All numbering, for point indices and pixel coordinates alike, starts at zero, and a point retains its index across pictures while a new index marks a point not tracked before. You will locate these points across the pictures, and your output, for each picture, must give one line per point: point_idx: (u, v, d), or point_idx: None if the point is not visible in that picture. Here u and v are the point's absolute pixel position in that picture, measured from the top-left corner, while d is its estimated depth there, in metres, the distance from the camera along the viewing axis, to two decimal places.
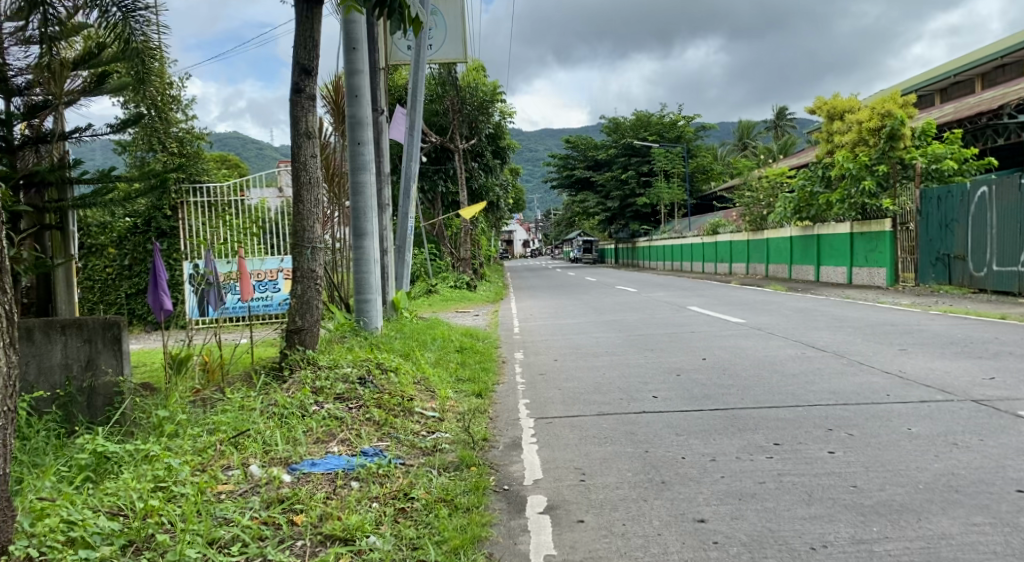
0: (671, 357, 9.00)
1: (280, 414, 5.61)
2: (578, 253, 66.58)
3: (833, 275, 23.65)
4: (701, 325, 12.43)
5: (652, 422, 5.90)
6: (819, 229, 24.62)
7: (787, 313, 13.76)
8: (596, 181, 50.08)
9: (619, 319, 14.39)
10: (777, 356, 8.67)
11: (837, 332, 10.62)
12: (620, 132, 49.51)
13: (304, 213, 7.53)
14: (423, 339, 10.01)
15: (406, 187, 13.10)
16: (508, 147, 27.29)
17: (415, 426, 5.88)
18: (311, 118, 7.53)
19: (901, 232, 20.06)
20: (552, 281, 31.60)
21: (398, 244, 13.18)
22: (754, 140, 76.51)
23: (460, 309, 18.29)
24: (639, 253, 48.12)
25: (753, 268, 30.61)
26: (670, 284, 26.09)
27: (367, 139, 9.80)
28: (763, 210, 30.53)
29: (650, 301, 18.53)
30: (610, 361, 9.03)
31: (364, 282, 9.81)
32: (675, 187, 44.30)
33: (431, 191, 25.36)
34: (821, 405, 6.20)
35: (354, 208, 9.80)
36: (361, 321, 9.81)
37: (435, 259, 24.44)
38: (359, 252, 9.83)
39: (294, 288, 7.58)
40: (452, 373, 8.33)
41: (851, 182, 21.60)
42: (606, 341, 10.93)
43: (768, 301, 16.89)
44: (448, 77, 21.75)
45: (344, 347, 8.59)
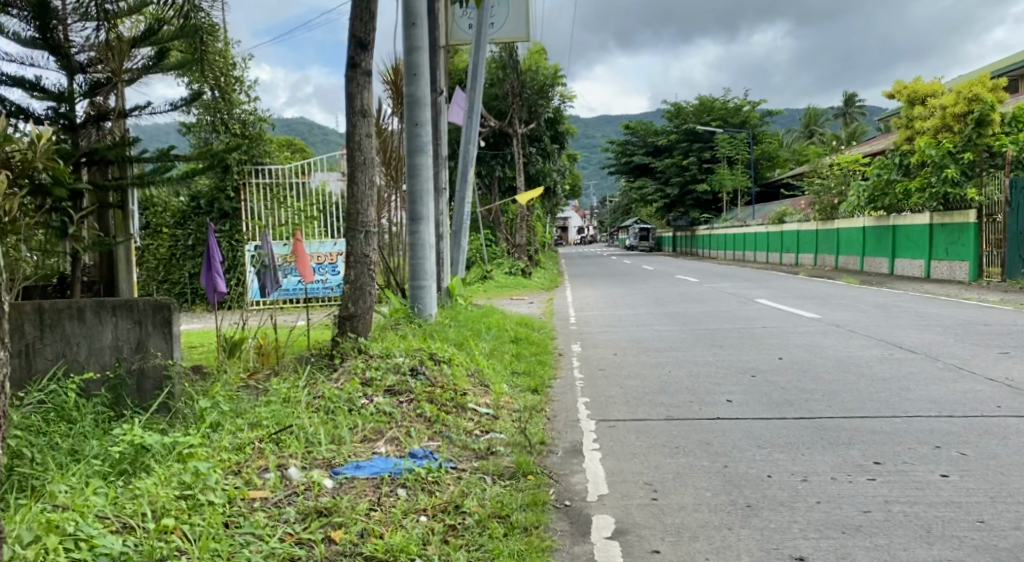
0: (743, 355, 8.40)
1: (325, 410, 5.18)
2: (636, 240, 65.46)
3: (910, 269, 22.50)
4: (773, 320, 11.75)
5: (730, 432, 5.39)
6: (896, 220, 23.37)
7: (864, 310, 12.97)
8: (657, 167, 48.98)
9: (683, 311, 13.76)
10: (861, 358, 8.02)
11: (925, 331, 9.87)
12: (682, 117, 48.28)
13: (358, 195, 7.10)
14: (477, 328, 9.56)
15: (463, 170, 12.65)
16: (567, 131, 26.65)
17: (469, 424, 5.42)
18: (367, 95, 7.07)
19: (986, 224, 18.76)
20: (609, 269, 30.93)
21: (453, 228, 12.76)
22: (821, 127, 74.18)
23: (515, 297, 17.86)
24: (699, 241, 46.97)
25: (821, 259, 29.42)
26: (734, 275, 25.24)
27: (425, 120, 9.35)
28: (834, 198, 29.27)
29: (714, 293, 17.80)
30: (677, 358, 8.48)
31: (420, 268, 9.42)
32: (739, 174, 43.01)
33: (488, 175, 24.89)
34: (921, 418, 5.61)
35: (410, 191, 9.39)
36: (416, 308, 9.43)
37: (490, 245, 24.05)
38: (415, 237, 9.42)
39: (347, 273, 7.14)
40: (509, 366, 7.85)
41: (935, 170, 20.59)
42: (671, 336, 10.35)
43: (842, 295, 16.03)
44: (509, 59, 21.22)
45: (396, 335, 8.18)
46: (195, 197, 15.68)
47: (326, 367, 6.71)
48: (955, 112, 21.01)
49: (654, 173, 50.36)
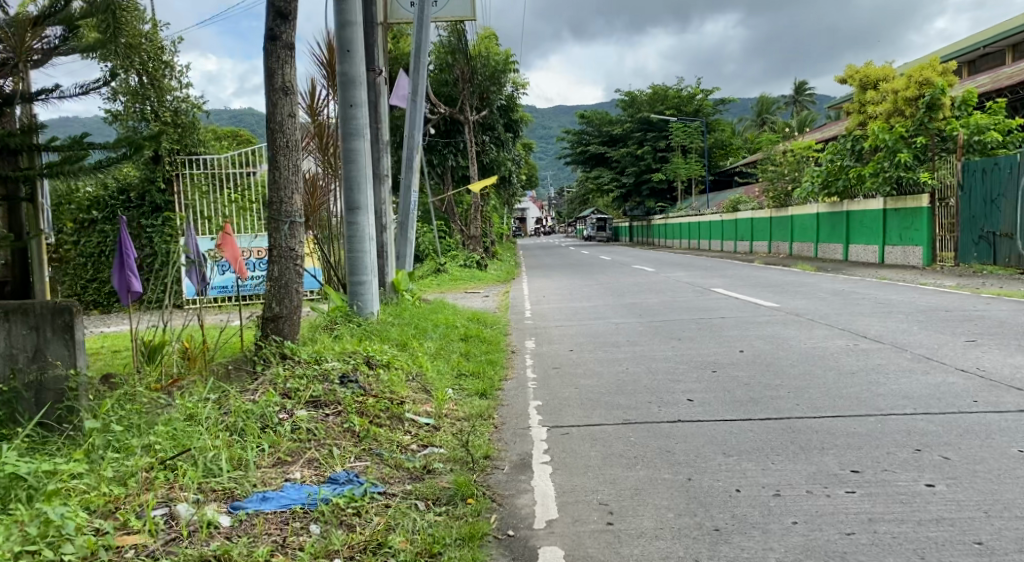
0: (703, 348, 7.91)
1: (235, 428, 4.55)
2: (591, 231, 65.20)
3: (864, 254, 22.39)
4: (731, 309, 11.31)
5: (692, 436, 4.87)
6: (848, 206, 23.28)
7: (823, 297, 12.63)
8: (611, 156, 48.66)
9: (640, 302, 13.29)
10: (826, 349, 7.58)
11: (887, 319, 9.48)
12: (635, 106, 47.99)
13: (281, 183, 6.44)
14: (424, 325, 8.93)
15: (408, 158, 12.00)
16: (520, 120, 26.04)
17: (404, 439, 4.82)
18: (289, 72, 6.42)
19: (939, 209, 18.71)
20: (566, 260, 30.50)
21: (399, 220, 12.09)
22: (773, 115, 74.74)
23: (468, 290, 17.23)
24: (654, 231, 46.79)
25: (776, 246, 29.31)
26: (690, 263, 24.94)
27: (362, 101, 8.68)
28: (789, 185, 29.21)
29: (672, 282, 17.37)
30: (633, 353, 7.96)
31: (359, 263, 8.76)
32: (693, 163, 42.89)
33: (440, 165, 24.19)
34: (896, 415, 5.15)
35: (346, 178, 8.71)
36: (355, 306, 8.76)
37: (443, 237, 23.35)
38: (353, 229, 8.74)
39: (271, 270, 6.49)
40: (455, 367, 7.25)
41: (887, 155, 20.46)
42: (627, 329, 9.85)
43: (800, 283, 15.72)
44: (458, 44, 20.50)
45: (330, 337, 7.54)
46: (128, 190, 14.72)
47: (247, 376, 6.06)
48: (906, 97, 20.77)
49: (609, 163, 50.08)
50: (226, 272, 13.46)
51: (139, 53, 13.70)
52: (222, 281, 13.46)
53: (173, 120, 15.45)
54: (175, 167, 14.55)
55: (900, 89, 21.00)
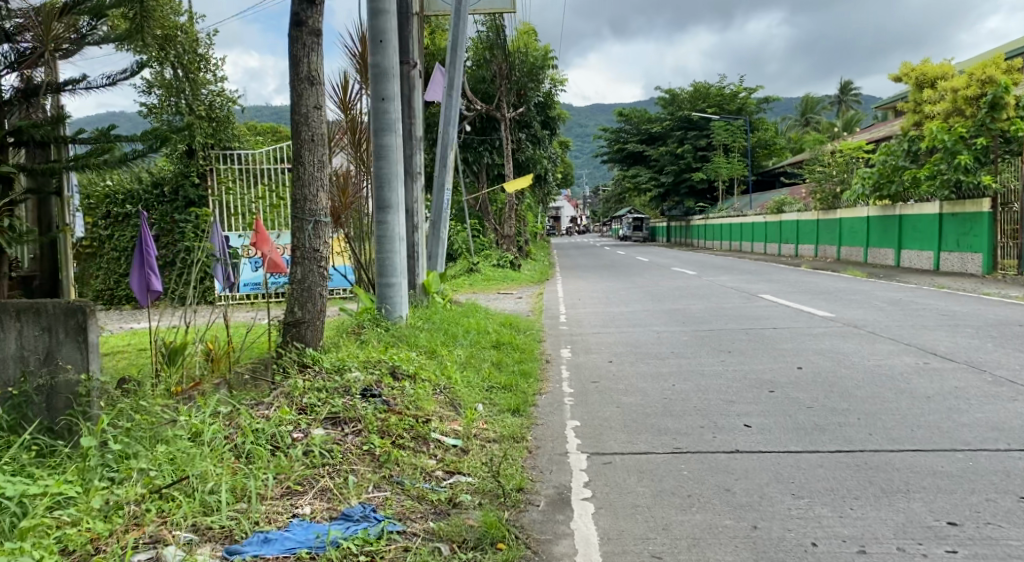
0: (756, 364, 7.32)
1: (242, 451, 4.07)
2: (628, 230, 64.33)
3: (916, 260, 21.45)
4: (781, 319, 10.65)
5: (754, 471, 4.33)
6: (902, 209, 22.31)
7: (879, 307, 11.89)
8: (651, 155, 47.83)
9: (683, 308, 12.67)
10: (893, 368, 6.94)
11: (955, 334, 8.77)
12: (676, 105, 47.09)
13: (305, 179, 5.98)
14: (455, 331, 8.43)
15: (443, 154, 11.53)
16: (559, 117, 25.46)
17: (429, 463, 4.33)
18: (315, 59, 5.95)
19: (1001, 214, 17.75)
20: (603, 260, 29.82)
21: (431, 219, 11.63)
22: (816, 115, 73.16)
23: (503, 291, 16.74)
24: (694, 231, 45.88)
25: (821, 250, 28.37)
26: (733, 267, 24.16)
27: (394, 94, 8.22)
28: (836, 187, 28.25)
29: (715, 287, 16.70)
30: (680, 367, 7.39)
31: (389, 264, 8.30)
32: (734, 163, 41.97)
33: (476, 162, 23.75)
34: (987, 451, 4.55)
35: (377, 175, 8.26)
36: (383, 309, 8.30)
37: (478, 236, 22.93)
38: (382, 228, 8.29)
39: (293, 272, 6.02)
40: (485, 378, 6.74)
41: (947, 157, 19.52)
42: (671, 338, 9.27)
43: (852, 290, 14.95)
44: (497, 39, 20.00)
45: (353, 344, 7.08)
46: (163, 183, 14.40)
47: (262, 384, 5.61)
48: (966, 97, 19.73)
49: (648, 162, 49.25)
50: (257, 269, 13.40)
51: (171, 45, 13.32)
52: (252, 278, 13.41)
53: (207, 114, 14.94)
54: (210, 162, 14.22)
55: (960, 88, 20.04)
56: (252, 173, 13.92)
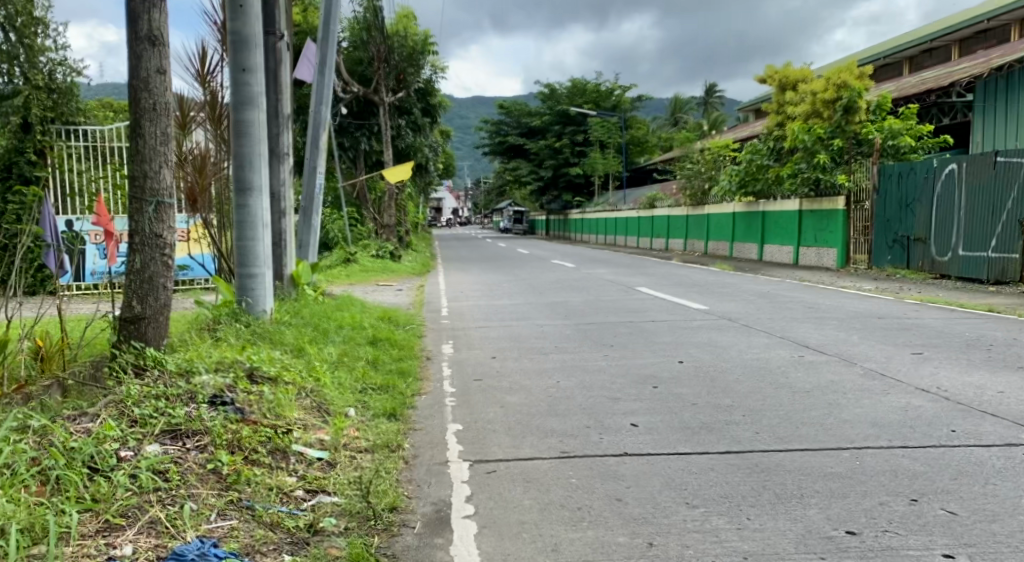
0: (639, 359, 7.12)
1: (50, 479, 3.48)
2: (507, 223, 64.37)
3: (777, 255, 22.24)
4: (660, 312, 10.58)
5: (645, 477, 4.04)
6: (764, 206, 23.05)
7: (751, 300, 12.05)
8: (529, 148, 47.98)
9: (563, 301, 12.47)
10: (772, 362, 6.88)
11: (826, 327, 8.88)
12: (555, 99, 47.37)
13: (145, 154, 5.29)
14: (326, 327, 7.81)
15: (314, 136, 10.82)
16: (439, 105, 24.89)
17: (287, 482, 3.86)
18: (159, 17, 5.26)
19: (855, 211, 18.55)
20: (482, 252, 29.49)
21: (301, 205, 10.88)
22: (687, 115, 75.63)
23: (379, 283, 16.10)
24: (571, 225, 46.35)
25: (691, 245, 29.12)
26: (610, 260, 24.37)
27: (258, 65, 7.52)
28: (706, 184, 29.04)
29: (595, 279, 16.67)
30: (561, 363, 7.09)
31: (251, 252, 7.59)
32: (610, 158, 42.62)
33: (352, 148, 22.88)
34: (872, 449, 4.44)
35: (237, 154, 7.53)
36: (244, 302, 7.56)
37: (354, 226, 22.15)
38: (243, 212, 7.55)
39: (131, 260, 5.30)
40: (358, 379, 6.20)
41: (806, 158, 20.20)
42: (551, 332, 8.98)
43: (726, 283, 15.24)
44: (374, 22, 19.19)
45: (209, 342, 6.38)
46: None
47: (94, 391, 4.91)
48: (825, 99, 20.19)
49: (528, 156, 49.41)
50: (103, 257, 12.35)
51: None
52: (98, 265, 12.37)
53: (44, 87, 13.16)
54: (51, 137, 12.94)
55: (818, 90, 20.58)
56: (101, 151, 12.84)
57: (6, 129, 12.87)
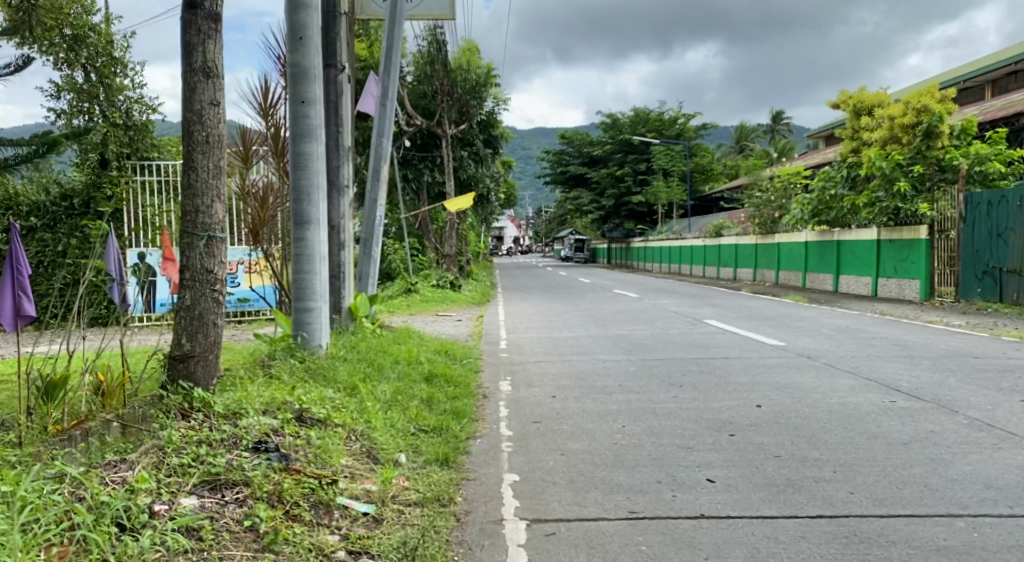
0: (712, 402, 6.66)
1: (77, 538, 3.34)
2: (569, 252, 63.91)
3: (855, 286, 21.33)
4: (731, 348, 10.05)
5: (727, 546, 3.64)
6: (841, 235, 22.19)
7: (828, 336, 11.40)
8: (591, 177, 47.65)
9: (628, 335, 12.02)
10: (859, 407, 6.35)
11: (914, 367, 8.25)
12: (617, 128, 47.02)
13: (198, 188, 5.10)
14: (382, 363, 7.56)
15: (375, 168, 10.69)
16: (501, 135, 24.80)
17: (328, 542, 3.66)
18: (212, 49, 5.12)
19: (938, 240, 17.58)
20: (544, 281, 29.15)
21: (361, 237, 10.72)
22: (752, 142, 74.42)
23: (441, 313, 15.91)
24: (634, 254, 45.70)
25: (761, 274, 28.26)
26: (676, 290, 23.74)
27: (316, 97, 7.37)
28: (775, 212, 28.22)
29: (659, 311, 16.16)
30: (628, 405, 6.68)
31: (308, 286, 7.41)
32: (674, 186, 41.97)
33: (415, 179, 22.89)
34: (989, 518, 3.92)
35: (295, 187, 7.34)
36: (298, 337, 7.36)
37: (416, 255, 22.09)
38: (300, 245, 7.38)
39: (181, 296, 5.12)
40: (411, 419, 5.91)
41: (884, 186, 19.40)
42: (616, 369, 8.57)
43: (799, 317, 14.58)
44: (436, 54, 19.23)
45: (262, 380, 6.19)
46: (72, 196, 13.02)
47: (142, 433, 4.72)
48: (904, 124, 19.46)
49: (589, 184, 49.11)
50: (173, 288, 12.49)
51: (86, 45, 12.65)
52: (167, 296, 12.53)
53: (120, 125, 13.34)
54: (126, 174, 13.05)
55: (897, 114, 19.80)
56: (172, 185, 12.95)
57: (86, 165, 13.20)
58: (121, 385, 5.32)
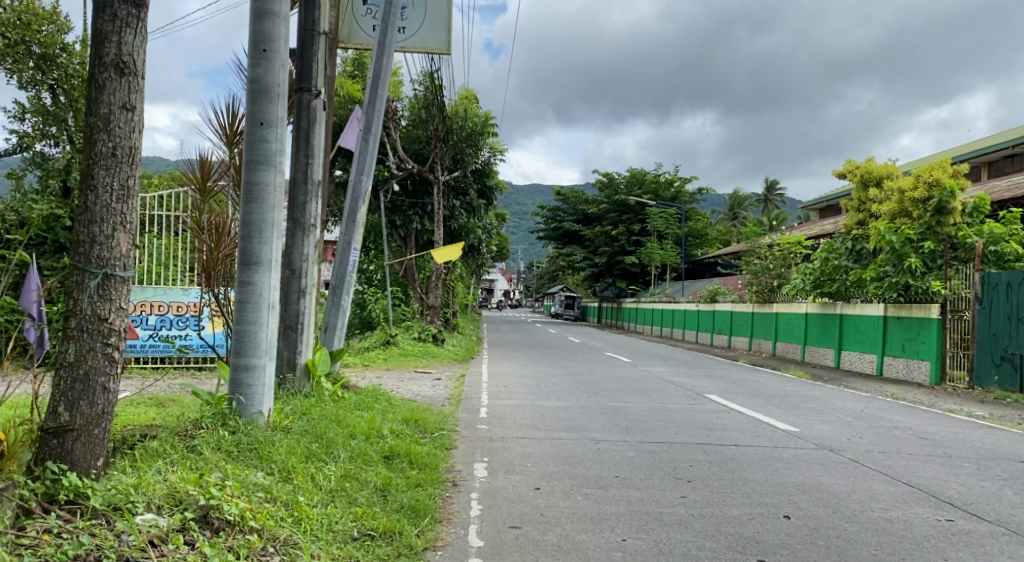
0: (729, 508, 5.50)
1: None
2: (557, 309, 62.85)
3: (858, 363, 20.23)
4: (739, 432, 8.89)
5: None
6: (843, 308, 21.09)
7: (844, 422, 10.23)
8: (585, 235, 46.90)
9: (622, 408, 10.85)
10: (912, 526, 5.20)
11: (955, 470, 7.12)
12: (613, 187, 46.41)
13: (95, 212, 3.96)
14: (335, 434, 6.43)
15: (350, 209, 9.62)
16: (496, 187, 23.86)
17: None
18: (132, 45, 4.03)
19: (950, 321, 16.58)
20: (531, 339, 27.99)
21: (331, 283, 9.57)
22: (747, 210, 74.20)
23: (419, 370, 14.73)
24: (625, 315, 44.66)
25: (757, 344, 27.22)
26: (671, 357, 22.57)
27: (278, 120, 6.32)
28: (773, 281, 27.21)
29: (654, 381, 15.01)
30: (627, 507, 5.51)
31: (254, 339, 6.26)
32: (669, 249, 41.17)
33: (404, 227, 21.76)
34: None
35: (245, 223, 6.25)
36: (235, 399, 6.17)
37: (398, 305, 20.94)
38: (246, 290, 6.23)
39: (64, 351, 3.97)
40: (354, 519, 4.76)
41: (894, 261, 18.48)
42: (611, 454, 7.39)
43: (806, 396, 13.43)
44: (433, 99, 18.35)
45: (176, 460, 5.04)
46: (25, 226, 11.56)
47: None
48: (915, 198, 18.55)
49: (583, 242, 48.30)
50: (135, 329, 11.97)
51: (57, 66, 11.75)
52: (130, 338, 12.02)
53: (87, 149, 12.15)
54: None
55: (907, 189, 18.78)
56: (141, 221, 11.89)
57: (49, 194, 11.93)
58: (15, 450, 4.08)
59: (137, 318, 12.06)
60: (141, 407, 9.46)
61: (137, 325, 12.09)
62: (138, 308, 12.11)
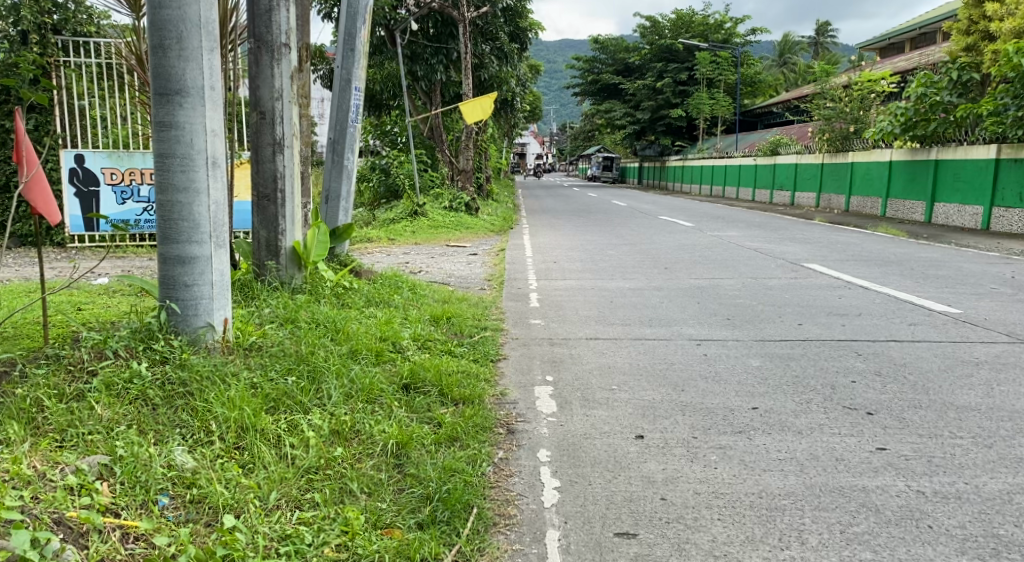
0: (978, 477, 3.29)
1: None
2: (596, 171, 59.74)
3: (955, 216, 17.56)
4: (885, 319, 6.58)
5: None
6: (939, 152, 18.13)
7: (1006, 296, 7.86)
8: (625, 88, 43.40)
9: (709, 288, 8.57)
10: None
11: None
12: (656, 32, 42.46)
13: None
14: (323, 352, 4.26)
15: (346, 31, 7.16)
16: (530, 28, 20.78)
17: None
18: None
19: None
20: (575, 203, 25.49)
21: (330, 138, 7.19)
22: (797, 55, 68.91)
23: (453, 244, 12.52)
24: (670, 174, 41.73)
25: (826, 200, 24.48)
26: (737, 218, 20.00)
27: None
28: (848, 126, 23.99)
29: (730, 248, 12.65)
30: (802, 479, 3.31)
31: (190, 217, 4.02)
32: (720, 98, 37.77)
33: (426, 77, 18.96)
34: None
35: (152, 24, 3.93)
36: (166, 305, 4.03)
37: (426, 170, 18.47)
38: (169, 137, 3.97)
39: None
40: (339, 539, 2.65)
41: (1016, 89, 15.67)
42: (726, 367, 5.13)
43: (925, 260, 10.97)
44: None
45: (33, 446, 2.94)
46: None
47: None
48: None
49: (622, 96, 44.73)
50: (126, 202, 9.78)
51: None
52: (120, 213, 9.85)
53: None
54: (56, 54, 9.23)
55: None
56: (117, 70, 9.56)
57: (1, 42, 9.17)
58: None
59: (127, 189, 9.80)
60: (112, 298, 7.30)
61: (127, 198, 9.86)
62: (127, 178, 9.81)
